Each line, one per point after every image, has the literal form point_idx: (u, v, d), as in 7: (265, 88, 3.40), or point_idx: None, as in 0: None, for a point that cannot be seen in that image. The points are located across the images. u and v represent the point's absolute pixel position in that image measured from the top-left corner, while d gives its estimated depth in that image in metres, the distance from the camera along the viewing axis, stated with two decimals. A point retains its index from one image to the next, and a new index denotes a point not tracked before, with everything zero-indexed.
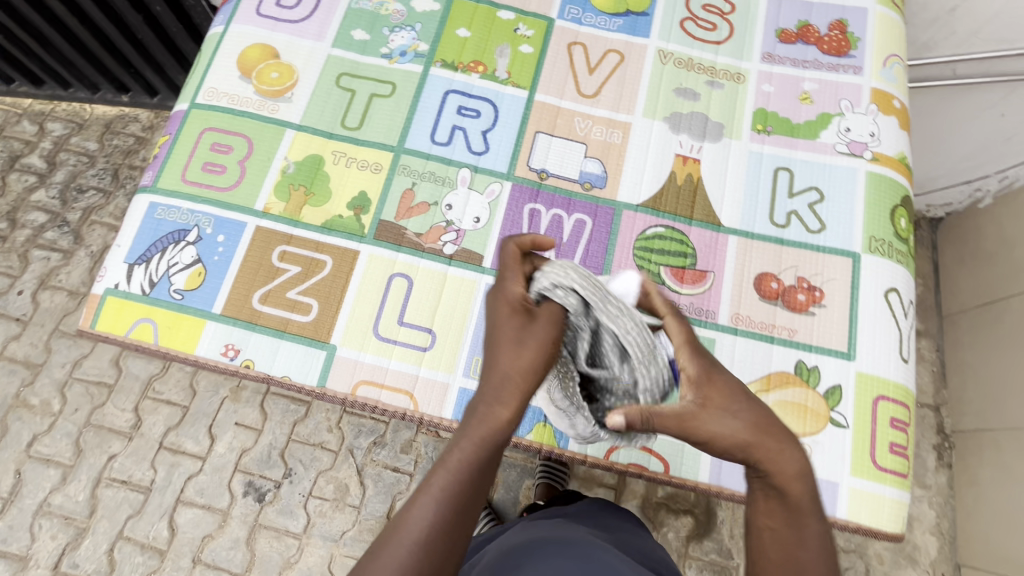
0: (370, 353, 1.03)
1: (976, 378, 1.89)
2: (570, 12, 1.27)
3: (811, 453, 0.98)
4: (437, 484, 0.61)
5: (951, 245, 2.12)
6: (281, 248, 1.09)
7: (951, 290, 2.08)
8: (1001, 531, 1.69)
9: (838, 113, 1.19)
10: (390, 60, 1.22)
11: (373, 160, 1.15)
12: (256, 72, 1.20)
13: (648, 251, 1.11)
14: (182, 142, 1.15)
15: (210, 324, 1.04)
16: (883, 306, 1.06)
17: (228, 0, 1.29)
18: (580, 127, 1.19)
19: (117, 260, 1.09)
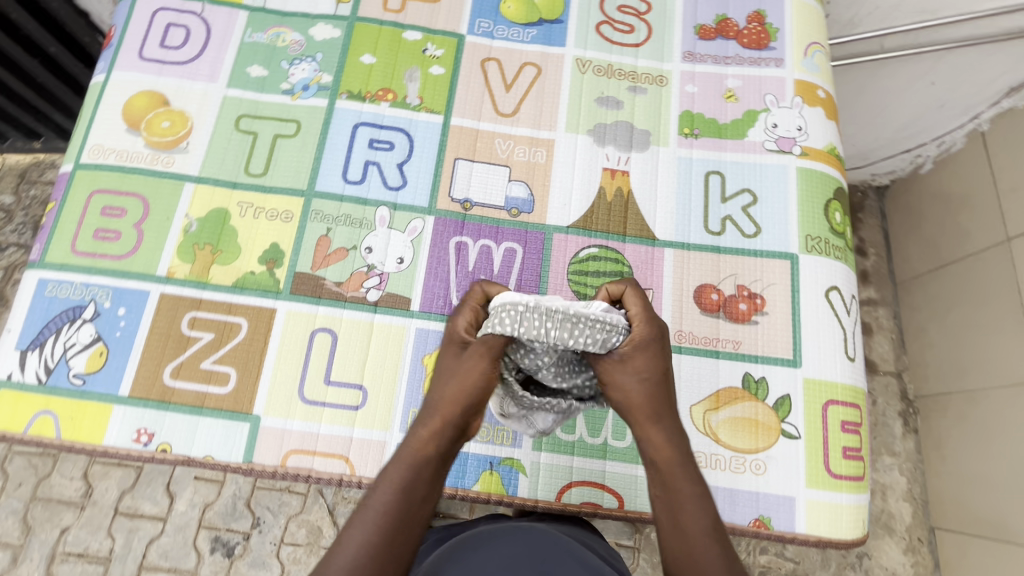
0: (298, 420, 0.96)
1: (932, 342, 1.90)
2: (481, 26, 1.20)
3: (766, 469, 0.95)
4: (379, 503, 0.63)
5: (899, 212, 2.09)
6: (190, 315, 1.00)
7: (901, 258, 2.07)
8: (968, 491, 1.70)
9: (763, 109, 1.15)
10: (292, 97, 1.14)
11: (282, 208, 1.07)
12: (145, 123, 1.10)
13: (583, 274, 1.06)
14: (69, 208, 1.05)
15: (118, 409, 0.95)
16: (824, 306, 1.03)
17: (108, 44, 1.18)
18: (502, 149, 1.13)
19: (8, 347, 0.99)
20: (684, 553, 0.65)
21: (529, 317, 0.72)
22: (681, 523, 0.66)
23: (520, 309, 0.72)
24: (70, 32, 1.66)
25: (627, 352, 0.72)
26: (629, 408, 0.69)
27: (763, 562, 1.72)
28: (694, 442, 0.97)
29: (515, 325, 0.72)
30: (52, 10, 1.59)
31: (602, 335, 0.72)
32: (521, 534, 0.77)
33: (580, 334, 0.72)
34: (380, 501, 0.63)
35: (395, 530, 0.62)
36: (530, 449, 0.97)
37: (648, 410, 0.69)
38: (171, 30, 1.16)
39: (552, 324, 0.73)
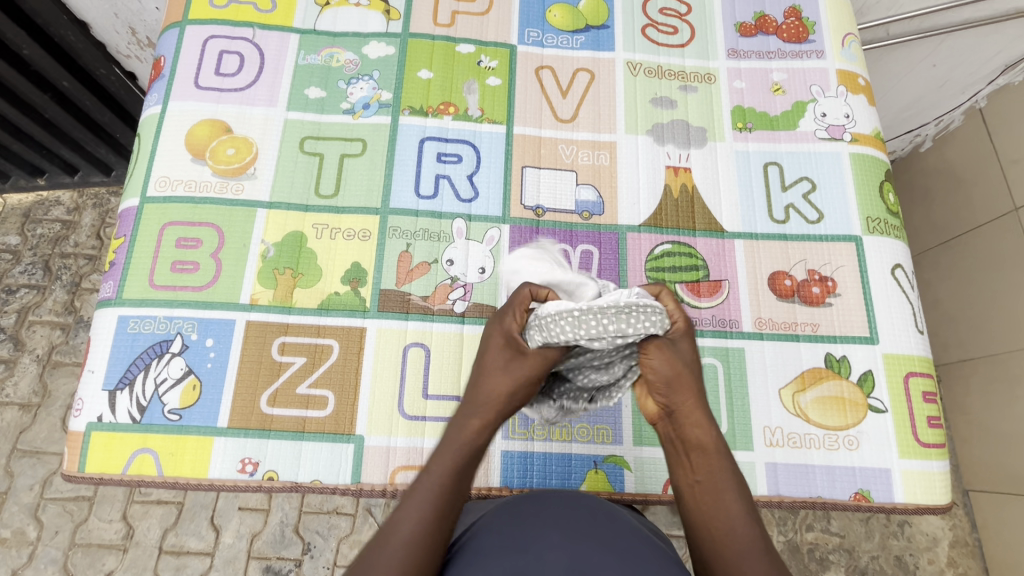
0: (402, 436, 0.97)
1: (947, 301, 1.80)
2: (530, 36, 1.23)
3: (859, 443, 0.99)
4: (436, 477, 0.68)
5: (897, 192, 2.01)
6: (280, 340, 1.00)
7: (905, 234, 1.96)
8: (998, 452, 1.61)
9: (811, 99, 1.20)
10: (354, 116, 1.14)
11: (359, 227, 1.07)
12: (209, 151, 1.09)
13: (660, 271, 1.08)
14: (142, 242, 1.04)
15: (219, 440, 0.95)
16: (892, 283, 1.08)
17: (159, 75, 1.17)
18: (566, 154, 1.15)
19: (94, 388, 0.97)
20: (718, 535, 0.66)
21: (586, 319, 0.71)
22: (722, 506, 0.67)
23: (576, 314, 0.71)
24: (82, 65, 1.55)
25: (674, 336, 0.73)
26: (677, 385, 0.72)
27: (809, 539, 1.62)
28: (787, 423, 1.00)
29: (571, 330, 0.71)
30: (67, 43, 1.47)
31: (651, 318, 0.71)
32: (578, 507, 0.70)
33: (637, 321, 0.71)
34: (437, 479, 0.68)
35: (448, 505, 0.66)
36: (631, 444, 0.99)
37: (694, 392, 0.72)
38: (225, 57, 1.16)
39: (607, 318, 0.71)
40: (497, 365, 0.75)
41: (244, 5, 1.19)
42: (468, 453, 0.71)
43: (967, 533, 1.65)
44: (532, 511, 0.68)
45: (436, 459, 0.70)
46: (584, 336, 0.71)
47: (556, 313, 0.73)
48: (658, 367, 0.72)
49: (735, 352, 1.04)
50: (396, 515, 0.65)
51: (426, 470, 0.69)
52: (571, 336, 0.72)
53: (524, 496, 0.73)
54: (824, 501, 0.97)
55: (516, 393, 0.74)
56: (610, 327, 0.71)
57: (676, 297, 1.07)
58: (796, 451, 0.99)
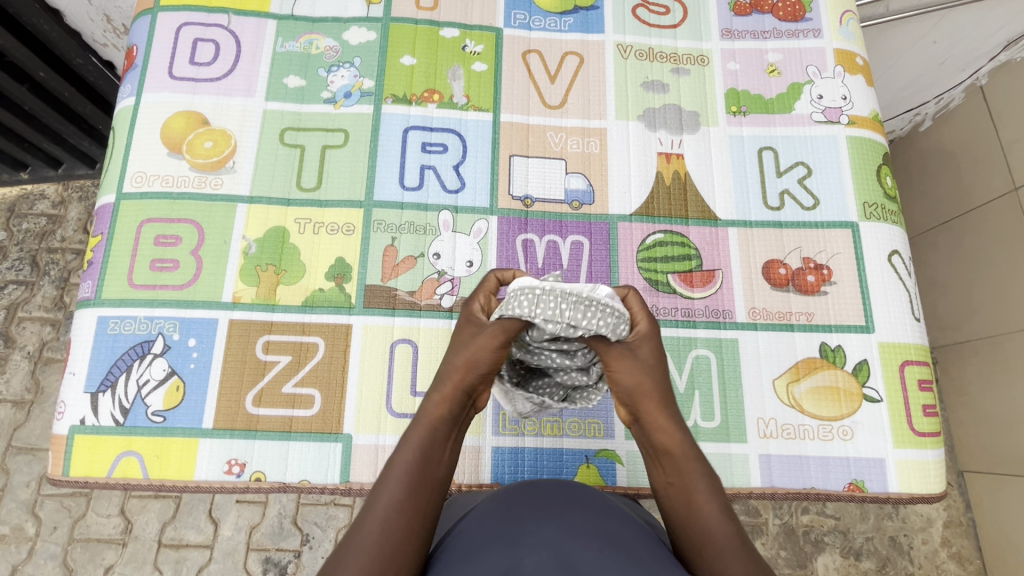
0: (390, 433, 0.95)
1: (946, 283, 1.77)
2: (517, 18, 1.18)
3: (853, 433, 0.98)
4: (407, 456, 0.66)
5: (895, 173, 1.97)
6: (264, 339, 0.98)
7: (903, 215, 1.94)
8: (993, 435, 1.60)
9: (807, 81, 1.16)
10: (335, 105, 1.11)
11: (343, 221, 1.05)
12: (186, 144, 1.06)
13: (652, 261, 1.06)
14: (120, 240, 1.01)
15: (205, 442, 0.93)
16: (888, 270, 1.05)
17: (132, 66, 1.12)
18: (555, 142, 1.12)
19: (76, 391, 0.95)
20: (699, 537, 0.66)
21: (546, 302, 0.68)
22: (697, 512, 0.67)
23: (539, 293, 0.68)
24: (59, 55, 1.50)
25: (633, 342, 0.71)
26: (639, 396, 0.70)
27: (805, 521, 1.63)
28: (781, 414, 0.99)
29: (528, 306, 0.68)
30: (40, 31, 1.42)
31: (604, 319, 0.68)
32: (573, 500, 0.67)
33: (592, 317, 0.68)
34: (408, 457, 0.66)
35: (422, 477, 0.65)
36: (623, 439, 0.97)
37: (657, 395, 0.69)
38: (200, 45, 1.11)
39: (566, 303, 0.68)
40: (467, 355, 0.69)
41: None
42: (435, 429, 0.68)
43: (961, 513, 1.66)
44: (526, 503, 0.65)
45: (407, 438, 0.68)
46: (539, 314, 0.68)
47: (525, 290, 0.69)
48: (621, 379, 0.70)
49: (729, 343, 1.03)
50: (370, 501, 0.64)
51: (396, 454, 0.67)
52: (530, 313, 0.68)
53: (518, 487, 0.70)
54: (818, 492, 0.97)
55: (478, 362, 0.69)
56: (567, 315, 0.68)
57: (668, 288, 1.05)
58: (790, 442, 0.98)
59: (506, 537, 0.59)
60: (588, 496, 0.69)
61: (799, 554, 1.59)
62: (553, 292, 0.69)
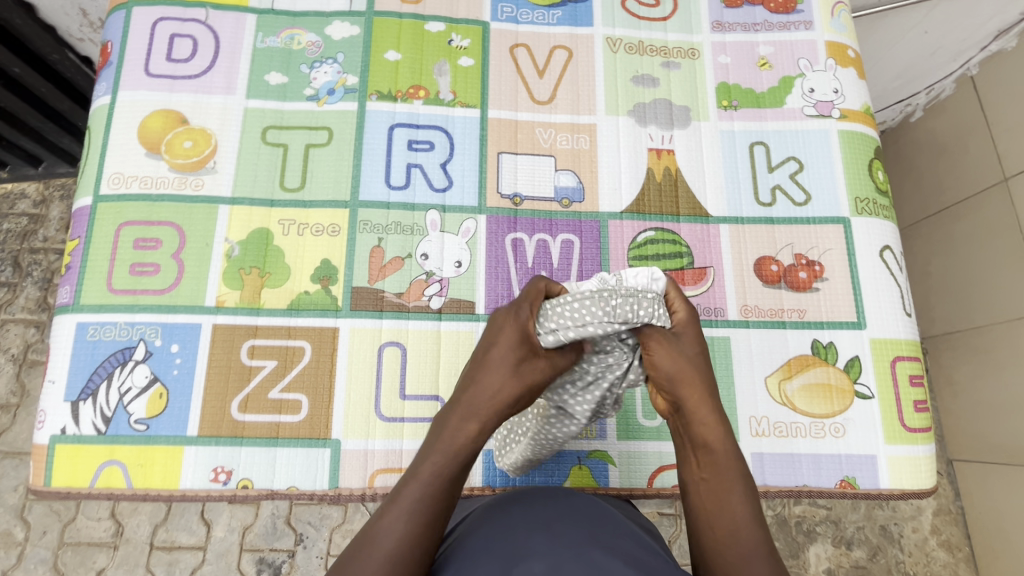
0: (380, 438, 0.94)
1: (938, 275, 1.77)
2: (503, 11, 1.16)
3: (846, 430, 0.98)
4: (435, 463, 0.64)
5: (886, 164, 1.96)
6: (249, 343, 0.96)
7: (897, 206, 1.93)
8: (981, 425, 1.62)
9: (798, 74, 1.14)
10: (319, 102, 1.08)
11: (328, 222, 1.02)
12: (165, 144, 1.03)
13: (643, 259, 1.05)
14: (98, 244, 0.98)
15: (190, 449, 0.92)
16: (880, 265, 1.05)
17: (107, 63, 1.09)
18: (544, 138, 1.10)
19: (55, 400, 0.92)
20: (723, 535, 0.63)
21: (638, 300, 0.72)
22: (726, 508, 0.65)
23: (652, 297, 0.73)
24: (33, 50, 1.46)
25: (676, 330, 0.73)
26: (681, 381, 0.69)
27: (797, 512, 1.64)
28: (773, 412, 0.99)
29: (597, 309, 0.71)
30: (14, 27, 1.38)
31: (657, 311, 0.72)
32: (571, 509, 0.65)
33: (637, 307, 0.72)
34: (432, 465, 0.64)
35: (441, 499, 0.63)
36: (616, 439, 0.97)
37: (701, 386, 0.69)
38: (177, 41, 1.08)
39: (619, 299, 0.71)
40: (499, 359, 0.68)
41: None
42: (459, 456, 0.65)
43: (950, 502, 1.67)
44: (521, 513, 0.64)
45: (424, 458, 0.65)
46: (593, 328, 0.71)
47: (657, 284, 0.75)
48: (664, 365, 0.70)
49: (721, 341, 1.02)
50: (382, 512, 0.61)
51: (415, 470, 0.64)
52: (579, 325, 0.71)
53: (517, 497, 0.68)
54: (810, 490, 0.96)
55: (506, 384, 0.67)
56: (644, 310, 0.72)
57: None
58: (782, 440, 0.98)
59: (497, 547, 0.58)
60: (589, 506, 0.67)
61: (792, 545, 1.60)
62: (639, 296, 0.72)
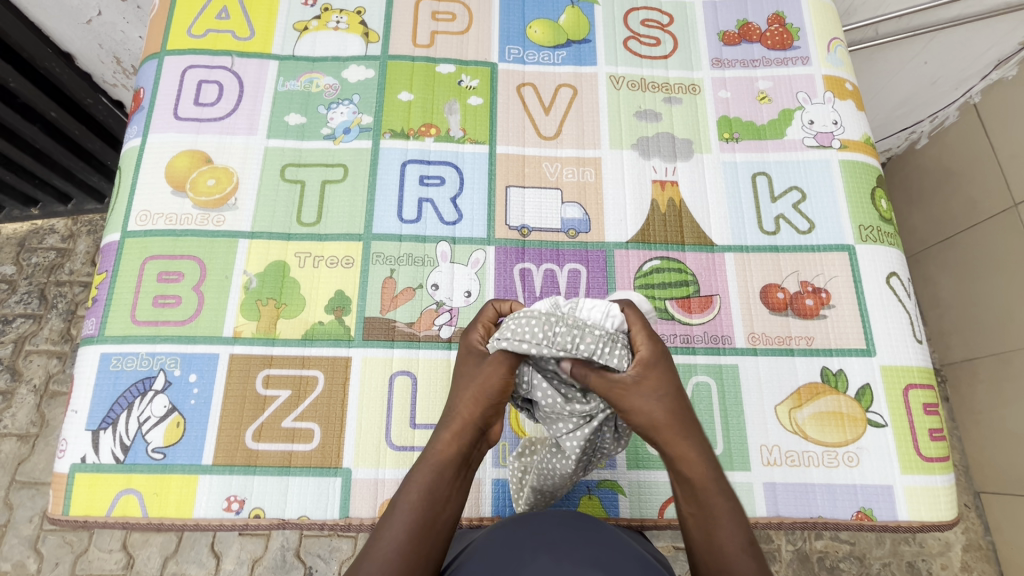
0: (390, 467, 0.95)
1: (951, 302, 1.76)
2: (511, 53, 1.21)
3: (860, 460, 0.96)
4: (421, 476, 0.70)
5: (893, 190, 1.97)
6: (264, 373, 0.98)
7: (906, 232, 1.92)
8: (1005, 454, 1.57)
9: (797, 107, 1.18)
10: (335, 141, 1.13)
11: (342, 254, 1.06)
12: (189, 182, 1.08)
13: (649, 287, 1.06)
14: (124, 278, 1.03)
15: (204, 478, 0.93)
16: (888, 292, 1.05)
17: (138, 107, 1.16)
18: (550, 172, 1.14)
19: (77, 429, 0.95)
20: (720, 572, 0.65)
21: (584, 332, 0.72)
22: (716, 544, 0.67)
23: (603, 334, 0.73)
24: (70, 96, 1.58)
25: (636, 374, 0.70)
26: (654, 428, 0.69)
27: (819, 547, 1.59)
28: (784, 441, 0.98)
29: (538, 328, 0.72)
30: (53, 75, 1.50)
31: (598, 349, 0.72)
32: (579, 525, 0.67)
33: (580, 338, 0.72)
34: (422, 476, 0.70)
35: (431, 514, 0.68)
36: (626, 468, 0.96)
37: (677, 426, 0.69)
38: (204, 86, 1.15)
39: (562, 327, 0.73)
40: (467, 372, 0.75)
41: (222, 33, 1.19)
42: (444, 470, 0.71)
43: (980, 537, 1.61)
44: (529, 526, 0.66)
45: (414, 472, 0.71)
46: (529, 346, 0.71)
47: (611, 322, 0.75)
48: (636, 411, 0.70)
49: (729, 369, 1.02)
50: (382, 523, 0.67)
51: (403, 486, 0.70)
52: (516, 340, 0.72)
53: (527, 513, 0.71)
54: (826, 522, 0.94)
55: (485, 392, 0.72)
56: (582, 343, 0.72)
57: (666, 314, 1.05)
58: (794, 470, 0.96)
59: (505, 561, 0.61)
60: (595, 522, 0.69)
61: None
62: (584, 328, 0.73)
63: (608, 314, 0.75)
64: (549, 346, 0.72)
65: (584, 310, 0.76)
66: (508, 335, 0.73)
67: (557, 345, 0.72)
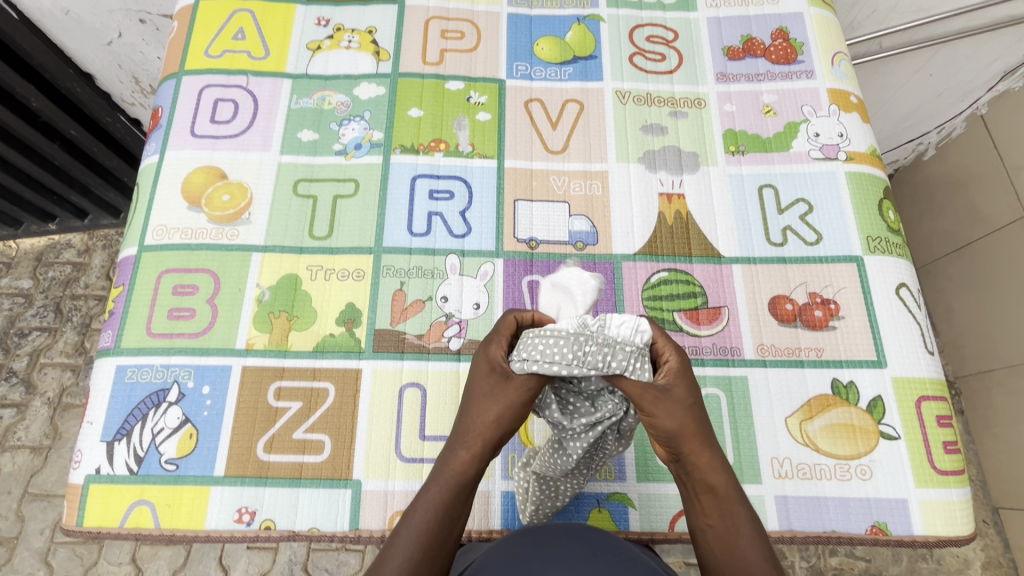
0: (399, 479, 0.95)
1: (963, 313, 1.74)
2: (519, 69, 1.24)
3: (873, 474, 0.95)
4: (437, 491, 0.72)
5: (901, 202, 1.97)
6: (275, 385, 1.00)
7: (915, 242, 1.92)
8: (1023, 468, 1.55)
9: (803, 120, 1.19)
10: (347, 156, 1.16)
11: (353, 267, 1.08)
12: (205, 198, 1.11)
13: (657, 299, 1.07)
14: (140, 291, 1.05)
15: (216, 489, 0.94)
16: (898, 303, 1.05)
17: (157, 125, 1.19)
18: (558, 185, 1.15)
19: (92, 440, 0.96)
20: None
21: (614, 351, 0.70)
22: (737, 553, 0.70)
23: (633, 350, 0.71)
24: (89, 114, 1.62)
25: (667, 382, 0.70)
26: (684, 436, 0.70)
27: (833, 564, 1.56)
28: (796, 453, 0.97)
29: (566, 350, 0.70)
30: (74, 94, 1.55)
31: (630, 365, 0.70)
32: (586, 543, 0.66)
33: (609, 357, 0.70)
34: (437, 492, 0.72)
35: (444, 529, 0.70)
36: (636, 481, 0.96)
37: (700, 437, 0.71)
38: (220, 104, 1.18)
39: (591, 346, 0.70)
40: (484, 392, 0.74)
41: (238, 53, 1.23)
42: (458, 488, 0.73)
43: (1000, 553, 1.57)
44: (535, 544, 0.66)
45: (429, 485, 0.73)
46: (557, 368, 0.70)
47: (641, 336, 0.72)
48: (662, 421, 0.70)
49: (738, 381, 1.02)
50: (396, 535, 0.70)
51: (419, 500, 0.72)
52: (545, 362, 0.70)
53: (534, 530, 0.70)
54: (840, 536, 0.93)
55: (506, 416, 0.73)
56: (613, 362, 0.70)
57: (674, 326, 1.05)
58: (806, 483, 0.95)
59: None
60: (603, 539, 0.68)
61: None
62: (614, 346, 0.70)
63: (638, 328, 0.72)
64: (579, 367, 0.70)
65: (613, 324, 0.72)
66: (534, 356, 0.71)
67: (586, 365, 0.70)
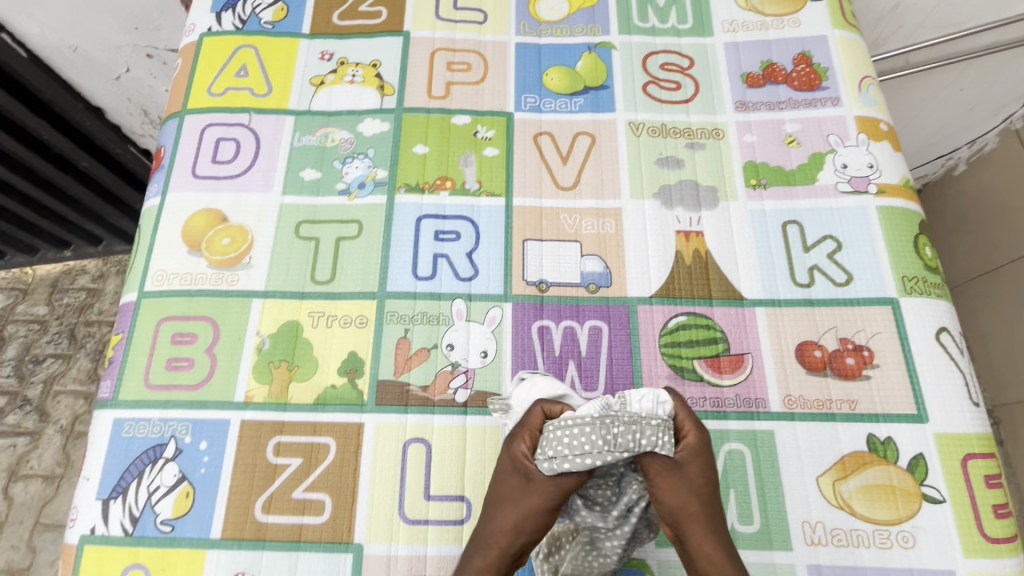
0: (403, 543, 0.90)
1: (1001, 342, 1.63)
2: (527, 101, 1.19)
3: (916, 542, 0.88)
4: None
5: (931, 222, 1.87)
6: (275, 440, 0.95)
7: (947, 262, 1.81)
8: None
9: (829, 150, 1.12)
10: (349, 196, 1.12)
11: (356, 314, 1.03)
12: (205, 242, 1.08)
13: (675, 346, 1.01)
14: (138, 340, 1.02)
15: (212, 553, 0.90)
16: (937, 351, 0.97)
17: (160, 166, 1.17)
18: (569, 224, 1.10)
19: (88, 497, 0.93)
20: None
21: (642, 429, 0.69)
22: None
23: (660, 423, 0.70)
24: (100, 145, 1.62)
25: (681, 459, 0.70)
26: (684, 517, 0.68)
27: None
28: (829, 517, 0.90)
29: (595, 438, 0.68)
30: (84, 128, 1.55)
31: (660, 440, 0.69)
32: None
33: (639, 437, 0.68)
34: None
35: None
36: (654, 546, 0.89)
37: (702, 519, 0.68)
38: (221, 145, 1.16)
39: (619, 428, 0.68)
40: (508, 494, 0.70)
41: (240, 91, 1.20)
42: None
43: None
44: None
45: None
46: (591, 458, 0.67)
47: (663, 407, 0.71)
48: (666, 498, 0.68)
49: (765, 436, 0.95)
50: None
51: None
52: (576, 457, 0.67)
53: None
54: None
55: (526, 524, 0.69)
56: (644, 440, 0.68)
57: (694, 375, 0.99)
58: (842, 551, 0.88)
59: None
60: None
61: None
62: (641, 423, 0.69)
63: (660, 399, 0.72)
64: (612, 453, 0.68)
65: (635, 399, 0.71)
66: (564, 452, 0.68)
67: (618, 450, 0.68)
